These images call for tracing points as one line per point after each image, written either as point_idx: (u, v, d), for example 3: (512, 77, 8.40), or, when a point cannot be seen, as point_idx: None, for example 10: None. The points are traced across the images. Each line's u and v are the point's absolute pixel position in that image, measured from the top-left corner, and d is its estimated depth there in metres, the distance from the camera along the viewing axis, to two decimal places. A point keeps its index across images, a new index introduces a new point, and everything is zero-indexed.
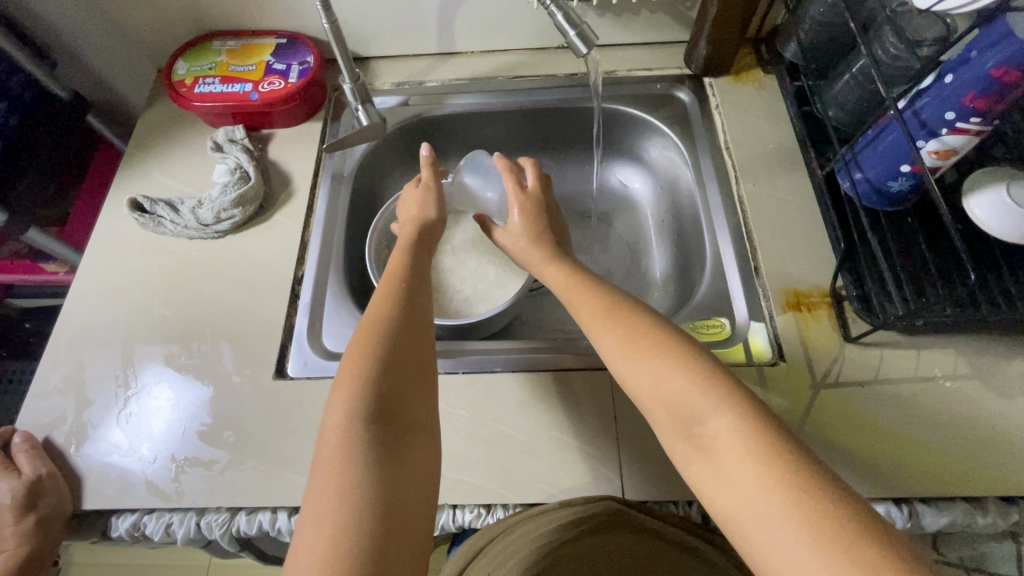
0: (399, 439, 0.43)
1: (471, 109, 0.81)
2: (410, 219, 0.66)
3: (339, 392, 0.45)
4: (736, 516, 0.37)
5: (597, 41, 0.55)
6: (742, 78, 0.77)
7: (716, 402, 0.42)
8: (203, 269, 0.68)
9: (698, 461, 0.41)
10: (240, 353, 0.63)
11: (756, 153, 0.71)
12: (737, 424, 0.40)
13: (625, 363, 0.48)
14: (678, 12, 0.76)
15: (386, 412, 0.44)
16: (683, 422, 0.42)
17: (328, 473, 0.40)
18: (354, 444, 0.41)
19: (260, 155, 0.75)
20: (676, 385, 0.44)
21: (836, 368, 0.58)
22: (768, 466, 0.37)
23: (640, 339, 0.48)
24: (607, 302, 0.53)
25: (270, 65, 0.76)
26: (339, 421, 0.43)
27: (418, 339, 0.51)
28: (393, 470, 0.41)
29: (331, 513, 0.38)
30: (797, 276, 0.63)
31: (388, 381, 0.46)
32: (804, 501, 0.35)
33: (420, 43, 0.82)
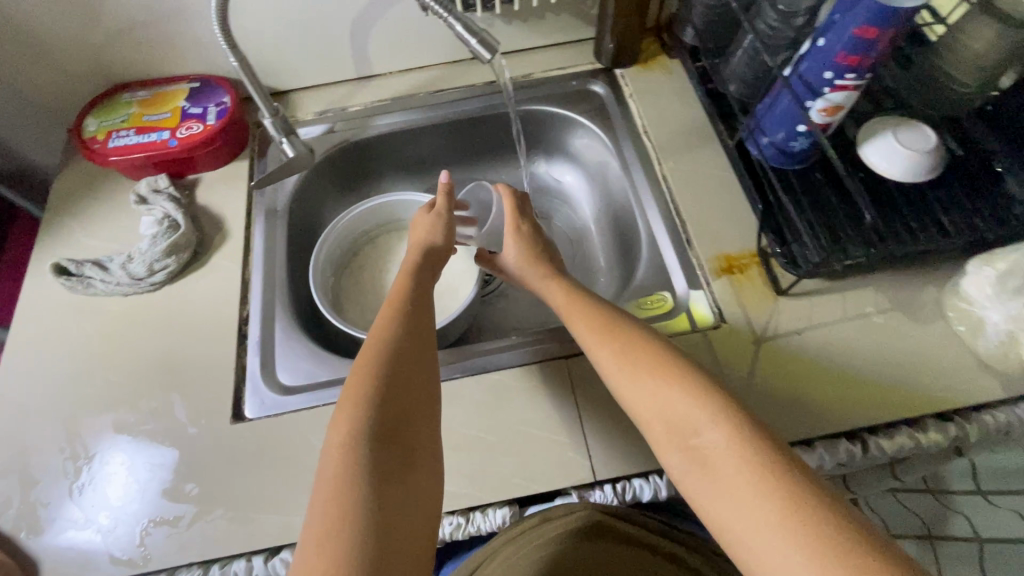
0: (400, 468, 0.43)
1: (397, 128, 0.82)
2: (416, 244, 0.64)
3: (342, 412, 0.45)
4: (731, 527, 0.39)
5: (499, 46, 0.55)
6: (650, 65, 0.81)
7: (712, 414, 0.43)
8: (142, 324, 0.66)
9: (694, 471, 0.42)
10: (193, 403, 0.61)
11: (672, 133, 0.75)
12: (732, 437, 0.41)
13: (624, 374, 0.49)
14: (581, 11, 0.79)
15: (389, 433, 0.44)
16: (681, 433, 0.44)
17: (321, 502, 0.39)
18: (355, 467, 0.41)
19: (188, 201, 0.74)
20: (673, 398, 0.45)
21: (773, 321, 0.62)
22: (763, 477, 0.39)
23: (638, 354, 0.50)
24: (601, 316, 0.55)
25: (186, 109, 0.75)
26: (337, 445, 0.42)
27: (422, 359, 0.50)
28: (390, 502, 0.40)
29: (331, 542, 0.37)
30: (726, 242, 0.67)
31: (391, 406, 0.45)
32: (799, 510, 0.36)
33: (337, 70, 0.82)
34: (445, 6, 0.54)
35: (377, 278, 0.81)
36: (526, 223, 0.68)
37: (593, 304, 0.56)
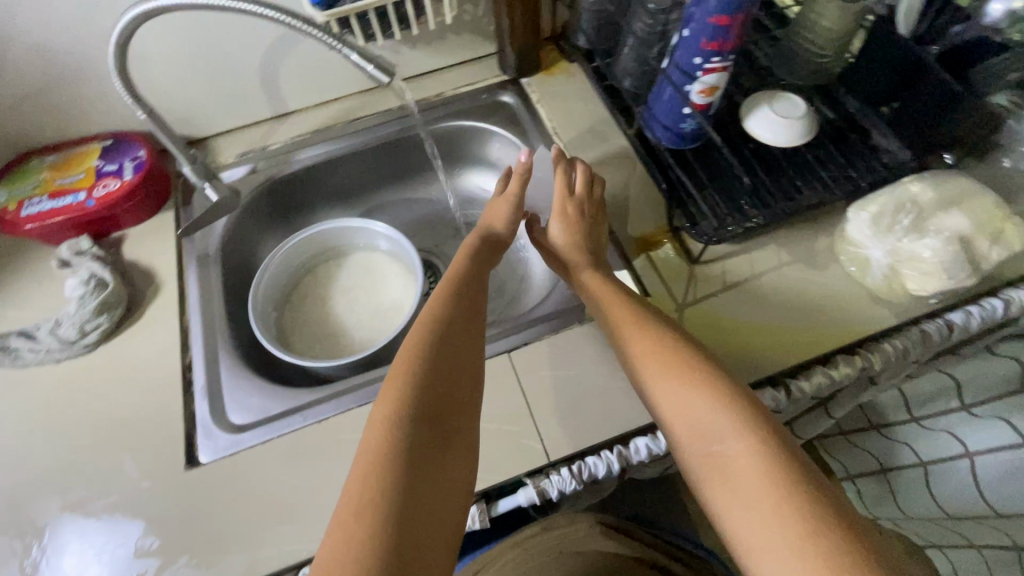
0: (438, 450, 0.45)
1: (319, 160, 0.84)
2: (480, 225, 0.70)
3: (386, 392, 0.48)
4: (746, 541, 0.41)
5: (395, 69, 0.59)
6: (553, 72, 0.86)
7: (739, 429, 0.45)
8: (81, 388, 0.65)
9: (711, 476, 0.44)
10: (143, 458, 0.60)
11: (580, 131, 0.80)
12: (754, 454, 0.43)
13: (655, 371, 0.51)
14: (479, 29, 0.84)
15: (430, 418, 0.46)
16: (703, 438, 0.46)
17: (360, 467, 0.42)
18: (392, 445, 0.43)
19: (115, 258, 0.73)
20: (702, 406, 0.47)
21: (692, 288, 0.67)
22: (780, 499, 0.40)
23: (663, 357, 0.52)
24: (631, 311, 0.57)
25: (101, 168, 0.74)
26: (378, 418, 0.45)
27: (466, 351, 0.53)
28: (423, 479, 0.43)
29: (367, 505, 0.40)
30: (640, 223, 0.72)
31: (433, 390, 0.48)
32: (815, 537, 0.38)
33: (253, 112, 0.84)
34: (337, 37, 0.55)
35: (320, 307, 0.82)
36: (572, 206, 0.68)
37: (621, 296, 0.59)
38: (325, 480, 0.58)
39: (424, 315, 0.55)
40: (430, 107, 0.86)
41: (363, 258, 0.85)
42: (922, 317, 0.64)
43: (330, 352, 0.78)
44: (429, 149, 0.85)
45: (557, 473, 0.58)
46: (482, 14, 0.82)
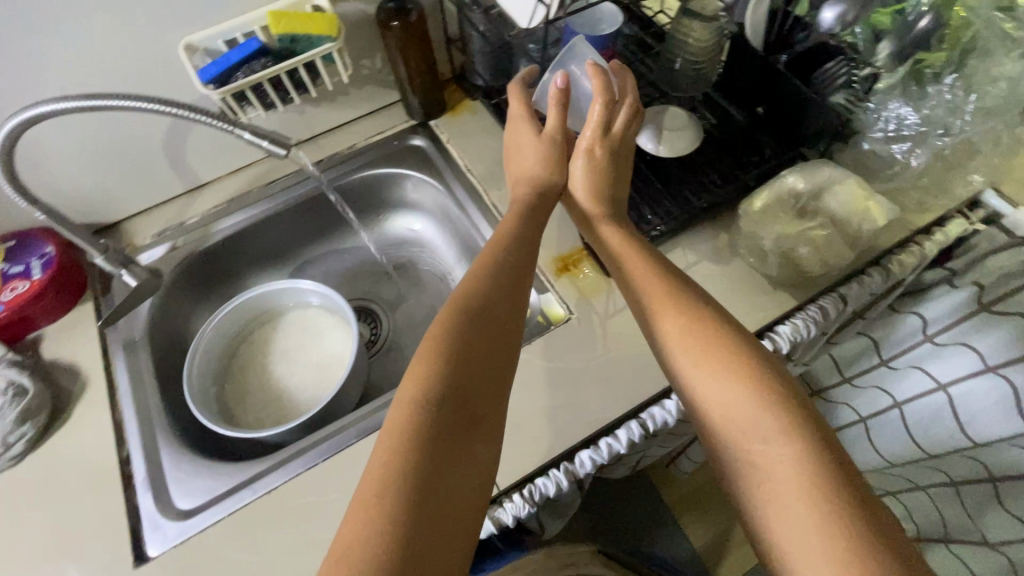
0: (463, 436, 0.45)
1: (239, 227, 0.84)
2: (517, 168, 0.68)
3: (413, 370, 0.48)
4: (779, 532, 0.42)
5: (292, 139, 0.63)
6: (459, 111, 0.90)
7: (781, 431, 0.45)
8: (13, 503, 0.62)
9: (748, 466, 0.45)
10: (88, 563, 0.59)
11: (491, 165, 0.84)
12: (793, 458, 0.43)
13: (691, 355, 0.50)
14: (381, 80, 0.87)
15: (455, 403, 0.47)
16: (743, 428, 0.46)
17: (384, 448, 0.43)
18: (417, 432, 0.44)
19: (35, 361, 0.71)
20: (742, 401, 0.47)
21: (612, 300, 0.71)
22: (820, 505, 0.41)
23: (698, 342, 0.50)
24: (666, 283, 0.55)
25: (6, 271, 0.72)
26: (404, 400, 0.46)
27: (497, 330, 0.52)
28: (446, 471, 0.43)
29: (390, 487, 0.40)
30: (558, 245, 0.76)
31: (462, 376, 0.48)
32: (853, 546, 0.39)
33: (164, 189, 0.83)
34: (227, 119, 0.58)
35: (261, 374, 0.82)
36: (601, 147, 0.64)
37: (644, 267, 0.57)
38: (284, 550, 0.58)
39: (454, 291, 0.54)
40: (344, 160, 0.87)
41: (300, 317, 0.85)
42: (820, 293, 0.70)
43: (276, 417, 0.78)
44: (337, 202, 0.87)
45: (510, 500, 0.60)
46: (380, 67, 0.85)
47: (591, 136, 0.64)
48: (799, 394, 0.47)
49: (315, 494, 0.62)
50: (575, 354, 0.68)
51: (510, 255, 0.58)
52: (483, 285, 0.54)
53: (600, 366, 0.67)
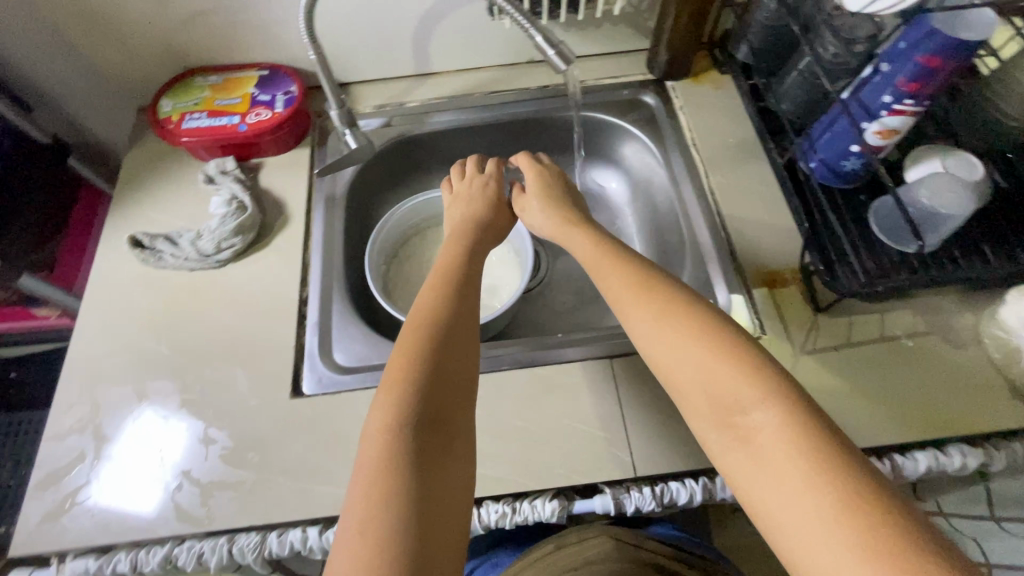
0: (442, 442, 0.46)
1: (451, 126, 0.84)
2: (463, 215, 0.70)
3: (383, 400, 0.48)
4: (773, 509, 0.39)
5: (574, 57, 0.59)
6: (700, 80, 0.84)
7: (763, 395, 0.43)
8: (207, 298, 0.69)
9: (737, 448, 0.43)
10: (255, 376, 0.65)
11: (722, 147, 0.77)
12: (783, 422, 0.41)
13: (666, 332, 0.49)
14: (638, 24, 0.81)
15: (429, 423, 0.47)
16: (725, 408, 0.44)
17: (359, 489, 0.43)
18: (393, 460, 0.44)
19: (252, 183, 0.77)
20: (720, 370, 0.45)
21: (813, 336, 0.64)
22: (815, 461, 0.39)
23: (672, 321, 0.50)
24: (642, 274, 0.55)
25: (255, 96, 0.77)
26: (376, 432, 0.46)
27: (451, 336, 0.53)
28: (429, 488, 0.43)
29: (374, 517, 0.41)
30: (769, 257, 0.69)
31: (431, 394, 0.48)
32: (852, 501, 0.37)
33: (397, 66, 0.84)
34: (530, 19, 0.57)
35: (423, 273, 0.84)
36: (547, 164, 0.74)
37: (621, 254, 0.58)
38: None
39: (415, 314, 0.55)
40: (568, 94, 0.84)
41: None
42: None
43: None
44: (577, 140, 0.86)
45: (637, 489, 0.58)
46: (644, 9, 0.79)
47: (537, 169, 0.72)
48: (771, 358, 0.45)
49: None
50: None
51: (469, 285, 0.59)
52: (437, 313, 0.54)
53: None
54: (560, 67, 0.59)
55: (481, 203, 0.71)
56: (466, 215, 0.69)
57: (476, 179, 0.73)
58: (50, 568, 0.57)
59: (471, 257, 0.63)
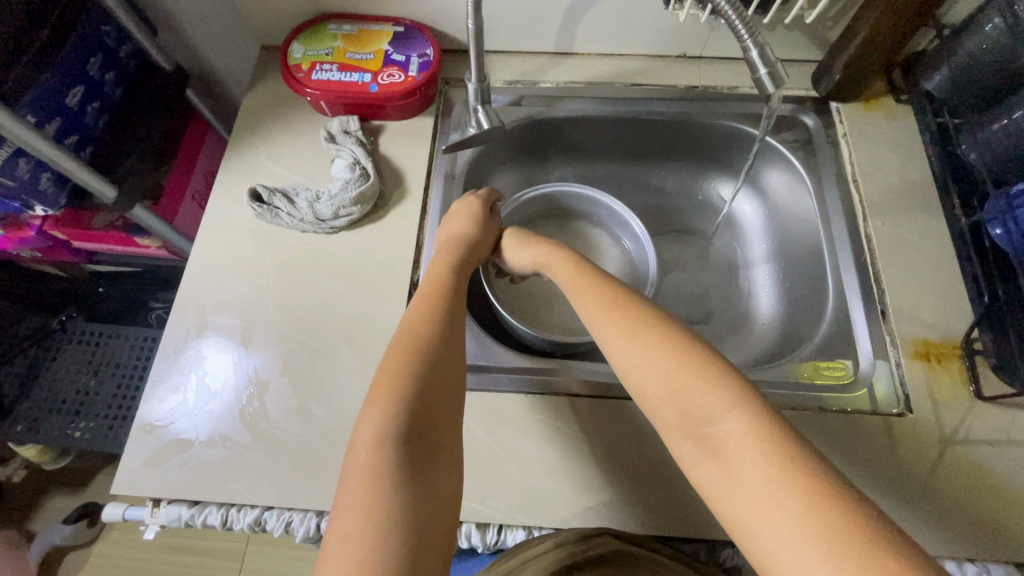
0: (429, 450, 0.44)
1: (584, 116, 0.77)
2: (450, 236, 0.64)
3: (373, 407, 0.45)
4: (752, 526, 0.36)
5: (786, 80, 0.53)
6: (872, 105, 0.74)
7: (729, 402, 0.41)
8: (317, 264, 0.67)
9: (708, 462, 0.40)
10: (358, 355, 0.63)
11: (888, 189, 0.69)
12: (751, 426, 0.39)
13: (637, 345, 0.47)
14: (816, 32, 0.72)
15: (416, 428, 0.44)
16: (694, 420, 0.42)
17: (350, 496, 0.40)
18: (381, 465, 0.41)
19: (372, 147, 0.73)
20: (686, 379, 0.43)
21: (966, 424, 0.57)
22: (784, 464, 0.37)
23: (642, 334, 0.47)
24: (615, 292, 0.53)
25: (389, 54, 0.72)
26: (368, 441, 0.43)
27: (440, 349, 0.50)
28: (417, 493, 0.41)
29: (362, 522, 0.38)
30: (929, 326, 0.62)
31: (421, 402, 0.46)
32: (822, 500, 0.35)
33: (538, 41, 0.77)
34: (746, 23, 0.50)
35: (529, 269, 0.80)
36: None
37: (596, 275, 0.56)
38: (518, 458, 0.58)
39: (403, 328, 0.52)
40: (717, 99, 0.76)
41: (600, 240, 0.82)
42: None
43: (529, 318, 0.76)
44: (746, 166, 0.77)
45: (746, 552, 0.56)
46: (829, 16, 0.70)
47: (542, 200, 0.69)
48: (735, 368, 0.44)
49: (565, 421, 0.60)
50: (891, 454, 0.57)
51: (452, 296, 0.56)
52: (418, 326, 0.52)
53: (916, 486, 0.55)
54: (767, 88, 0.53)
55: (472, 223, 0.65)
56: (455, 236, 0.63)
57: (465, 197, 0.68)
58: (147, 508, 0.57)
59: (459, 274, 0.60)
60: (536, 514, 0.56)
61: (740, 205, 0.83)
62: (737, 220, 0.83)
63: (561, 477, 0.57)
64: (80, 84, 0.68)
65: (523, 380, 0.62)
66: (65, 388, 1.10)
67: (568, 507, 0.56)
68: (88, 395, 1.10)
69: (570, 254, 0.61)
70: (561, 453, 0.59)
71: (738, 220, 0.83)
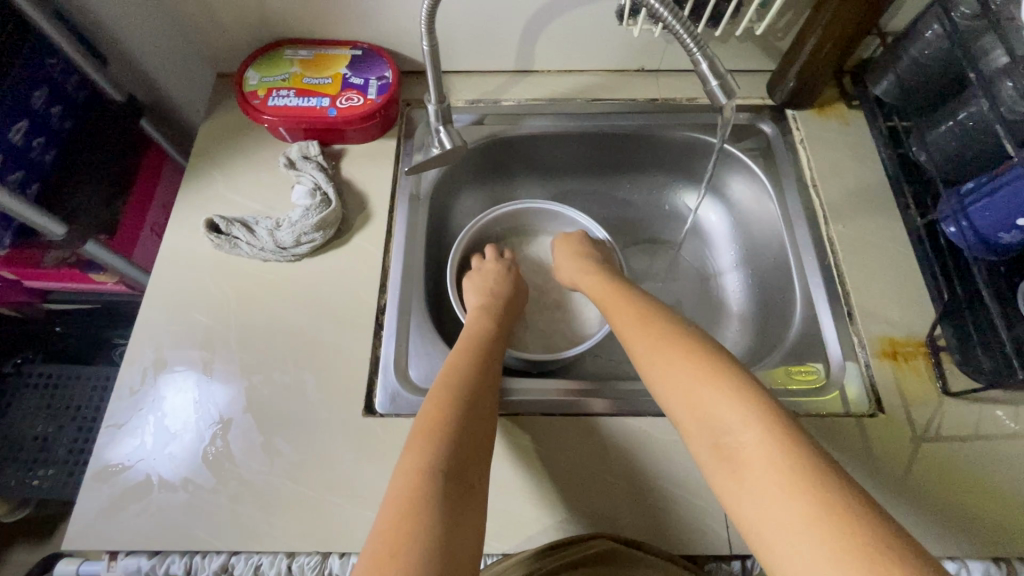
0: (467, 480, 0.44)
1: (548, 132, 0.77)
2: (480, 288, 0.69)
3: (419, 437, 0.46)
4: (767, 536, 0.35)
5: (737, 90, 0.54)
6: (826, 111, 0.76)
7: (749, 414, 0.40)
8: (281, 294, 0.65)
9: (722, 469, 0.39)
10: (325, 385, 0.61)
11: (846, 192, 0.71)
12: (769, 438, 0.38)
13: (663, 358, 0.47)
14: (767, 43, 0.74)
15: (458, 463, 0.44)
16: (710, 427, 0.41)
17: (392, 517, 0.39)
18: (425, 490, 0.41)
19: (334, 172, 0.72)
20: (707, 393, 0.42)
21: (937, 421, 0.58)
22: (797, 477, 0.36)
23: (667, 348, 0.48)
24: (641, 315, 0.54)
25: (347, 77, 0.72)
26: (412, 468, 0.43)
27: (482, 393, 0.52)
28: (457, 520, 0.40)
29: (402, 544, 0.37)
30: (894, 325, 0.63)
31: (465, 440, 0.47)
32: (834, 512, 0.33)
33: (498, 60, 0.78)
34: (695, 38, 0.51)
35: None
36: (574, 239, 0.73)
37: (622, 300, 0.58)
38: (495, 484, 0.56)
39: (451, 369, 0.54)
40: (678, 110, 0.77)
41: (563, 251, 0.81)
42: None
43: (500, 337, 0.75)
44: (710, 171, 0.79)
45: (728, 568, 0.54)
46: (779, 27, 0.72)
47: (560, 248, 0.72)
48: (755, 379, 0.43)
49: (543, 443, 0.58)
50: (868, 457, 0.57)
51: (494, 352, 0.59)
52: (466, 370, 0.54)
53: (895, 488, 0.55)
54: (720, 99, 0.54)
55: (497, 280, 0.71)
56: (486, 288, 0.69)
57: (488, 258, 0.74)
58: (103, 563, 0.54)
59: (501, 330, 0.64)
60: (516, 541, 0.54)
61: (705, 212, 0.84)
62: (703, 229, 0.84)
63: (540, 500, 0.56)
64: (24, 120, 0.66)
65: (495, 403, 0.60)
66: (21, 435, 1.05)
67: (549, 532, 0.55)
68: (46, 441, 1.05)
69: (604, 273, 0.64)
70: (540, 476, 0.57)
71: (704, 229, 0.84)
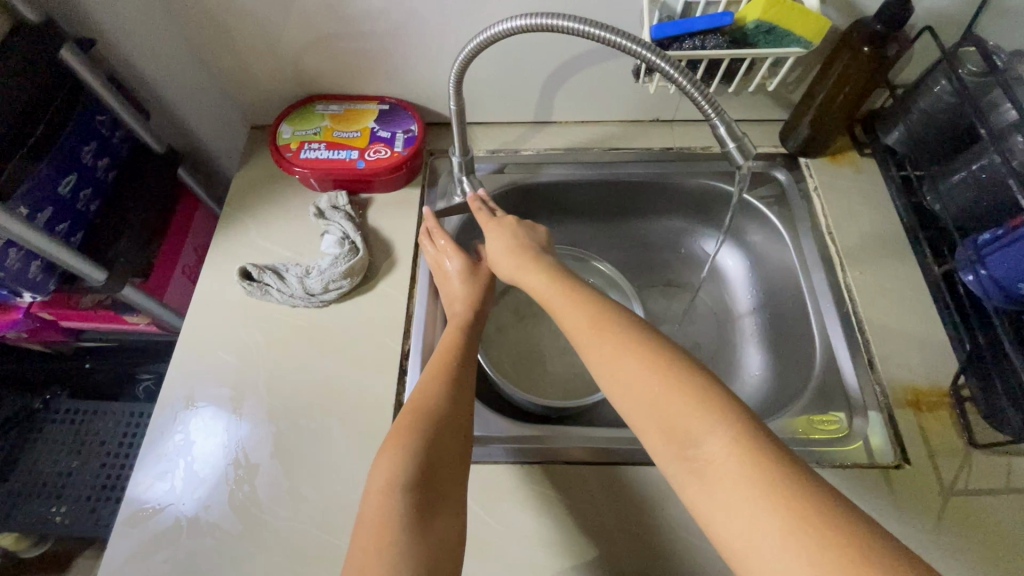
0: (435, 506, 0.46)
1: (566, 180, 0.80)
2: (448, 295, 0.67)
3: (383, 456, 0.49)
4: (742, 547, 0.37)
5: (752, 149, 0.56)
6: (839, 159, 0.78)
7: (716, 423, 0.40)
8: (309, 339, 0.67)
9: (693, 483, 0.40)
10: (351, 430, 0.62)
11: (862, 239, 0.72)
12: (737, 450, 0.39)
13: (623, 367, 0.46)
14: (780, 95, 0.77)
15: (423, 478, 0.47)
16: (677, 441, 0.41)
17: (367, 545, 0.43)
18: (388, 513, 0.45)
19: (361, 221, 0.75)
20: (672, 403, 0.42)
21: (964, 473, 0.57)
22: (766, 484, 0.37)
23: (628, 358, 0.46)
24: (591, 315, 0.51)
25: (375, 131, 0.75)
26: (377, 489, 0.46)
27: (454, 404, 0.53)
28: (425, 537, 0.44)
29: (372, 568, 0.42)
30: (916, 374, 0.63)
31: (430, 449, 0.49)
32: (807, 523, 0.35)
33: (518, 112, 0.81)
34: (709, 100, 0.52)
35: (521, 329, 0.81)
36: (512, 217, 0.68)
37: (572, 297, 0.54)
38: (518, 535, 0.56)
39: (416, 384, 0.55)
40: (693, 159, 0.79)
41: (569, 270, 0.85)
42: None
43: (520, 380, 0.76)
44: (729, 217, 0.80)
45: None
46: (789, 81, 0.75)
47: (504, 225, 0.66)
48: (722, 385, 0.43)
49: (565, 493, 0.58)
50: (895, 510, 0.56)
51: (459, 357, 0.58)
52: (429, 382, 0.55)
53: (923, 543, 0.54)
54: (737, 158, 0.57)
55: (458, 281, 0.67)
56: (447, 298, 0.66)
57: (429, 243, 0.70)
58: None
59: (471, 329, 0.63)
60: None
61: (722, 255, 0.85)
62: (720, 271, 0.85)
63: (563, 552, 0.55)
64: (74, 172, 0.70)
65: (518, 448, 0.61)
66: (45, 470, 1.06)
67: None
68: (69, 477, 1.06)
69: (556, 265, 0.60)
70: (562, 527, 0.57)
71: (721, 271, 0.85)
